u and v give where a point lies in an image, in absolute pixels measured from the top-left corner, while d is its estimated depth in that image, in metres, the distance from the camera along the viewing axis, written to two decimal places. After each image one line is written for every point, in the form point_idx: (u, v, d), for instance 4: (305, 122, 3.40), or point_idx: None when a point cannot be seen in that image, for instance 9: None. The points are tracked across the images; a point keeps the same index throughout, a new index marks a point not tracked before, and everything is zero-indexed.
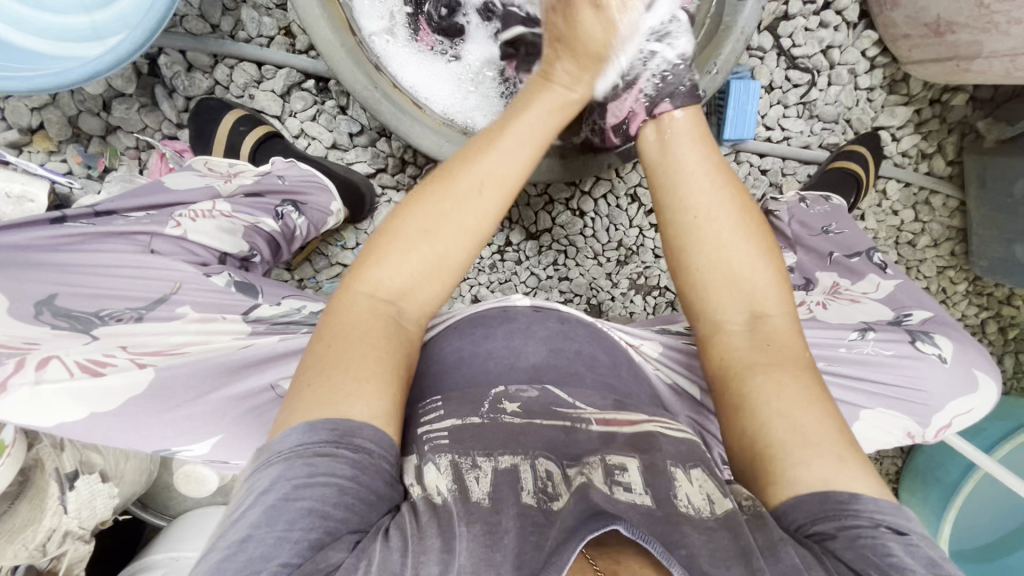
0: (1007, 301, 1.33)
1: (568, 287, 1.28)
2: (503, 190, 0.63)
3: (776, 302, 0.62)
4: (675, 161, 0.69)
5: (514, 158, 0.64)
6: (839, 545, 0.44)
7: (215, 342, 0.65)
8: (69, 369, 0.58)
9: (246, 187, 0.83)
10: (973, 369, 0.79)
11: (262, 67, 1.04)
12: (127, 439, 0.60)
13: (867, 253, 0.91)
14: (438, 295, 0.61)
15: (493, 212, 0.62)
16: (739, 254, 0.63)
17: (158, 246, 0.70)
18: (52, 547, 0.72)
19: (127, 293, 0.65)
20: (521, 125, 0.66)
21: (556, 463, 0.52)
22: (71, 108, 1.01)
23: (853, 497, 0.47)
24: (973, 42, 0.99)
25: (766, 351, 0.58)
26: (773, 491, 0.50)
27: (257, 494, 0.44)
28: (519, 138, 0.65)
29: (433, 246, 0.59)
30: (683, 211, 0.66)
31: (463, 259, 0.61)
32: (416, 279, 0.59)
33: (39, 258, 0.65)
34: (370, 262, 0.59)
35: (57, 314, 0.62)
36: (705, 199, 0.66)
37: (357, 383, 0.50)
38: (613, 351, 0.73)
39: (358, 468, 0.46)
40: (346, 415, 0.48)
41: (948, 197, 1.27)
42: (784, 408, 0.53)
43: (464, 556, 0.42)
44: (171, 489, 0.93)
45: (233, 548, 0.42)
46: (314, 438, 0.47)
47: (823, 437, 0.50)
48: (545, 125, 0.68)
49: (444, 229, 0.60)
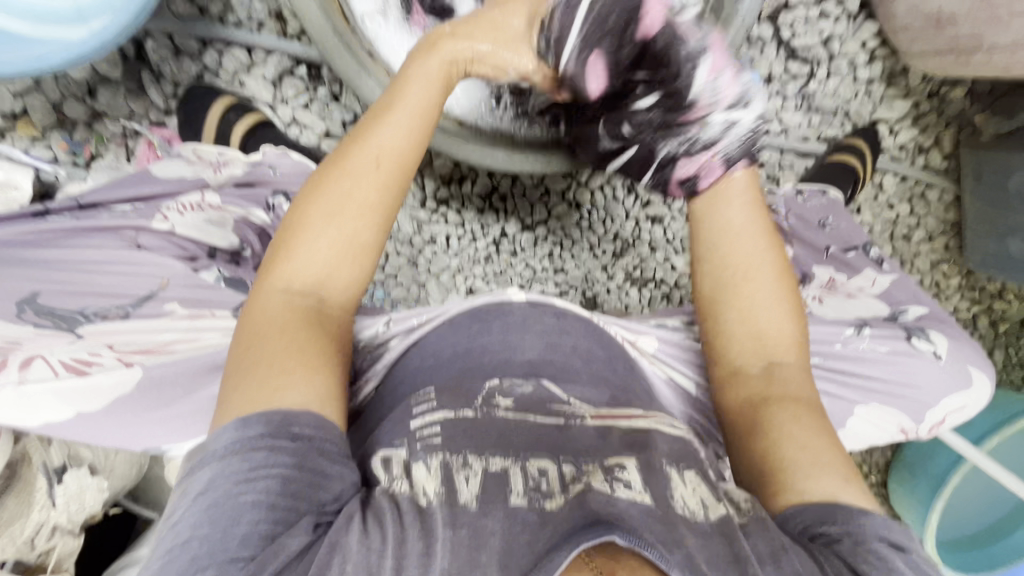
0: (998, 296, 1.34)
1: (563, 280, 1.27)
2: (397, 162, 0.58)
3: (795, 353, 0.64)
4: (721, 220, 0.66)
5: (406, 123, 0.60)
6: (845, 550, 0.47)
7: (204, 340, 0.64)
8: (53, 369, 0.57)
9: (236, 177, 0.81)
10: (968, 366, 0.79)
11: (253, 52, 1.02)
12: (117, 437, 0.58)
13: (863, 248, 0.91)
14: (360, 276, 0.58)
15: (394, 185, 0.58)
16: (771, 308, 0.64)
17: (145, 241, 0.68)
18: (41, 541, 0.70)
19: (111, 290, 0.64)
20: (408, 99, 0.61)
21: (551, 460, 0.51)
22: (55, 92, 0.98)
23: (864, 513, 0.49)
24: (973, 35, 0.98)
25: (782, 390, 0.61)
26: (782, 497, 0.53)
27: (194, 498, 0.44)
28: (410, 112, 0.60)
29: (339, 223, 0.56)
30: (722, 267, 0.66)
31: (376, 232, 0.57)
32: (330, 266, 0.56)
33: (37, 256, 0.64)
34: (280, 255, 0.56)
35: (40, 313, 0.60)
36: (750, 260, 0.65)
37: (283, 375, 0.49)
38: (611, 348, 0.71)
39: (300, 455, 0.46)
40: (279, 404, 0.48)
41: (943, 190, 1.27)
42: (797, 434, 0.56)
43: (444, 560, 0.42)
44: (162, 482, 0.93)
45: (175, 552, 0.42)
46: (249, 433, 0.45)
47: (831, 459, 0.54)
48: (433, 83, 0.62)
49: (342, 207, 0.56)
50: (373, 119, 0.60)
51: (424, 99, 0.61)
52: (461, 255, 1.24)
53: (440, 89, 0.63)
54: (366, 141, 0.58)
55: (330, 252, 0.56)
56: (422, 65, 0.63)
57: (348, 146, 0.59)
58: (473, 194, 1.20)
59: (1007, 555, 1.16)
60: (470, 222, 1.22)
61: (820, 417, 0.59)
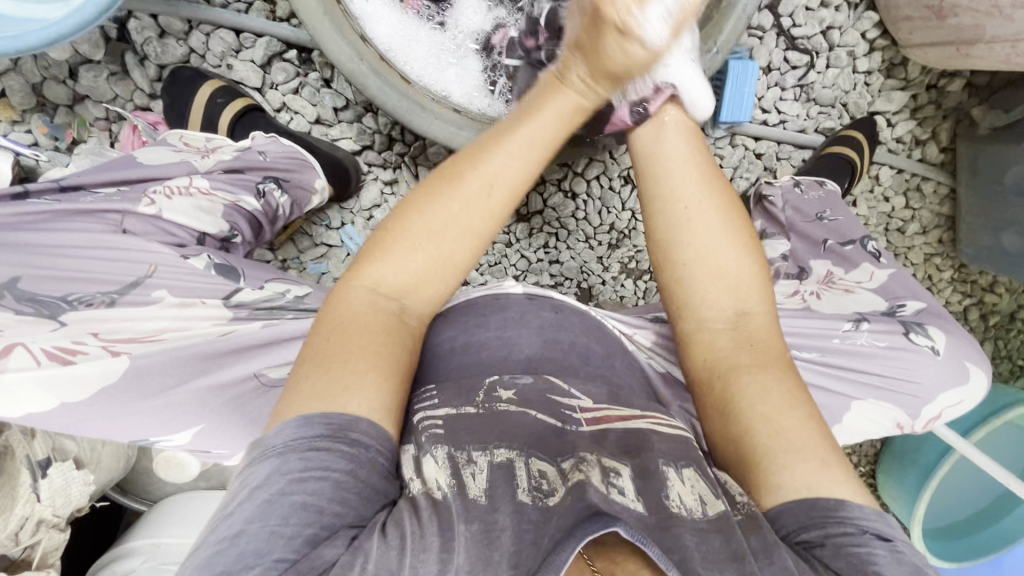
0: (990, 289, 1.35)
1: (558, 271, 1.27)
2: (509, 192, 0.61)
3: (757, 298, 0.62)
4: (662, 153, 0.66)
5: (523, 160, 0.61)
6: (825, 553, 0.45)
7: (192, 329, 0.62)
8: (35, 357, 0.55)
9: (224, 163, 0.78)
10: (965, 361, 0.79)
11: (240, 34, 0.98)
12: (99, 428, 0.57)
13: (861, 241, 0.90)
14: (442, 292, 0.60)
15: (500, 214, 0.61)
16: (727, 259, 0.63)
17: (131, 225, 0.66)
18: (24, 536, 0.68)
19: (97, 275, 0.61)
20: (532, 130, 0.62)
21: (550, 463, 0.50)
22: (35, 74, 0.95)
23: (841, 504, 0.47)
24: (975, 26, 0.97)
25: (750, 353, 0.59)
26: (762, 496, 0.50)
27: (250, 490, 0.44)
28: (531, 144, 0.61)
29: (435, 247, 0.58)
30: (670, 205, 0.64)
31: (463, 261, 0.60)
32: (420, 277, 0.58)
33: (9, 239, 0.60)
34: (373, 258, 0.58)
35: (21, 299, 0.57)
36: (691, 195, 0.64)
37: (356, 375, 0.50)
38: (604, 338, 0.72)
39: (355, 462, 0.46)
40: (343, 408, 0.48)
41: (938, 183, 1.27)
42: (771, 413, 0.54)
43: (463, 555, 0.42)
44: (149, 474, 0.91)
45: (224, 543, 0.42)
46: (309, 433, 0.46)
47: (808, 443, 0.51)
48: (559, 123, 0.63)
49: (447, 228, 0.58)
50: (494, 145, 0.61)
51: (546, 137, 0.62)
52: None
53: (568, 129, 0.64)
54: (484, 172, 0.59)
55: (421, 270, 0.58)
56: (556, 102, 0.63)
57: (463, 170, 0.60)
58: None
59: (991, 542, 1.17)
60: None
61: (797, 384, 0.56)
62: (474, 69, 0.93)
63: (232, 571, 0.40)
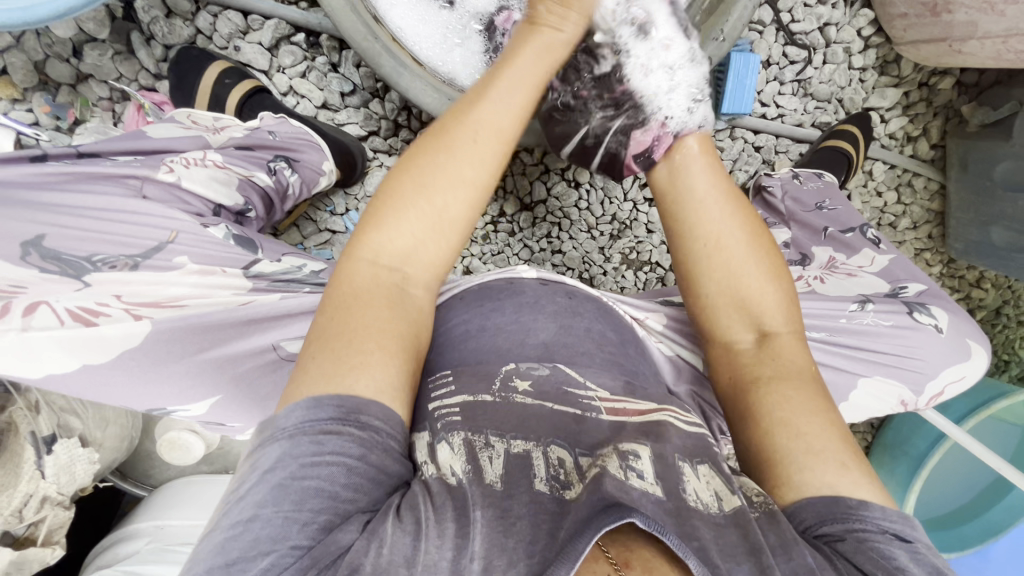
0: (976, 284, 1.38)
1: (561, 261, 1.27)
2: (496, 137, 0.59)
3: (783, 315, 0.63)
4: (692, 191, 0.67)
5: (507, 107, 0.60)
6: (847, 548, 0.46)
7: (214, 297, 0.62)
8: (58, 317, 0.55)
9: (236, 139, 0.79)
10: (966, 338, 0.81)
11: (248, 17, 0.98)
12: (120, 395, 0.58)
13: (860, 229, 0.92)
14: (442, 253, 0.58)
15: (491, 161, 0.59)
16: (749, 280, 0.64)
17: (150, 193, 0.65)
18: (29, 513, 0.67)
19: (119, 238, 0.60)
20: (512, 76, 0.61)
21: (567, 449, 0.51)
22: (37, 51, 0.93)
23: (863, 504, 0.48)
24: (967, 22, 1.00)
25: (776, 364, 0.60)
26: (781, 493, 0.51)
27: (262, 474, 0.44)
28: (516, 87, 0.61)
29: (431, 204, 0.56)
30: (693, 238, 0.66)
31: (462, 216, 0.58)
32: (418, 239, 0.57)
33: (36, 198, 0.58)
34: (368, 228, 0.56)
35: (46, 257, 0.56)
36: (717, 227, 0.65)
37: (361, 353, 0.49)
38: (618, 324, 0.73)
39: (365, 447, 0.46)
40: (351, 390, 0.47)
41: (929, 179, 1.30)
42: (791, 418, 0.54)
43: (478, 541, 0.42)
44: (152, 458, 0.91)
45: (240, 527, 0.42)
46: (319, 416, 0.45)
47: (827, 446, 0.52)
48: (536, 72, 0.62)
49: (439, 181, 0.57)
50: (474, 96, 0.60)
51: (525, 80, 0.61)
52: None
53: (547, 71, 0.63)
54: (467, 120, 0.58)
55: (419, 231, 0.56)
56: (531, 44, 0.63)
57: (447, 124, 0.59)
58: None
59: (980, 533, 1.19)
60: None
61: (820, 395, 0.57)
62: (477, 50, 0.91)
63: (249, 557, 0.41)
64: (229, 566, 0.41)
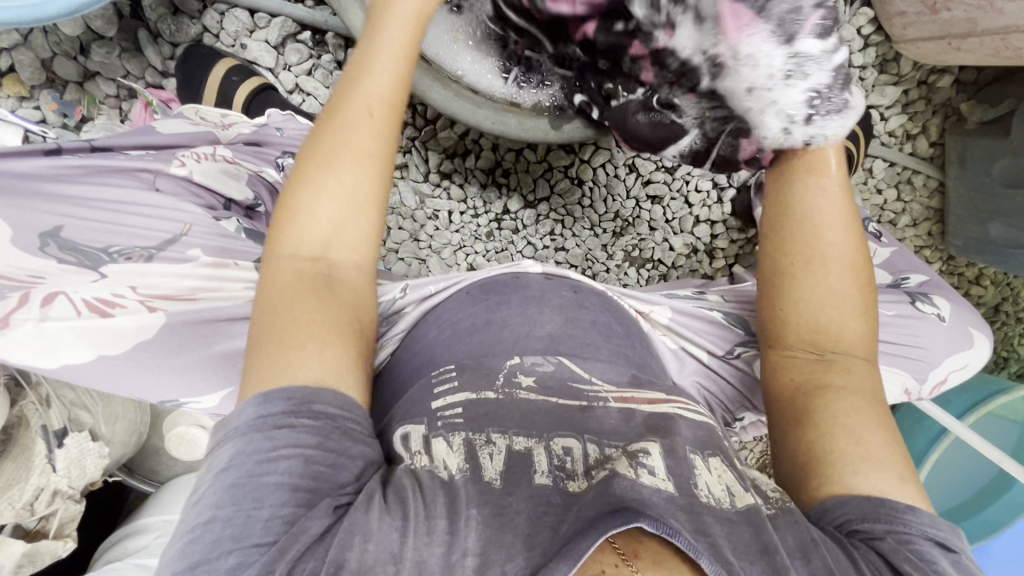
0: (976, 281, 1.39)
1: (564, 257, 1.28)
2: (383, 107, 0.56)
3: (861, 344, 0.61)
4: (812, 207, 0.61)
5: (389, 75, 0.56)
6: (885, 547, 0.47)
7: (228, 291, 0.63)
8: (75, 308, 0.56)
9: (245, 137, 0.80)
10: (968, 327, 0.82)
11: (255, 15, 0.99)
12: (133, 385, 0.59)
13: (861, 223, 0.93)
14: (367, 236, 0.56)
15: (388, 133, 0.56)
16: (840, 299, 0.60)
17: (162, 185, 0.65)
18: (41, 506, 0.67)
19: (135, 230, 0.60)
20: (385, 40, 0.57)
21: (576, 438, 0.52)
22: (45, 50, 0.93)
23: (909, 509, 0.49)
24: (966, 20, 1.00)
25: (843, 378, 0.58)
26: (825, 489, 0.52)
27: (217, 474, 0.44)
28: (389, 56, 0.56)
29: (335, 193, 0.54)
30: (802, 245, 0.60)
31: (373, 195, 0.55)
32: (335, 229, 0.54)
33: (48, 189, 0.58)
34: (283, 217, 0.54)
35: (64, 248, 0.56)
36: (829, 248, 0.60)
37: (297, 348, 0.49)
38: (624, 317, 0.74)
39: (321, 436, 0.46)
40: (292, 379, 0.47)
41: (928, 177, 1.31)
42: (853, 427, 0.54)
43: (473, 536, 0.43)
44: (160, 454, 0.91)
45: (199, 530, 0.42)
46: (271, 410, 0.46)
47: (886, 456, 0.53)
48: (408, 33, 0.58)
49: (340, 161, 0.54)
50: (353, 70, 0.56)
51: (401, 43, 0.57)
52: (463, 231, 1.24)
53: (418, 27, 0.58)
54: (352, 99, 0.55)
55: (332, 220, 0.54)
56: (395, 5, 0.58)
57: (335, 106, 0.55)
58: (477, 169, 1.21)
59: (980, 529, 1.21)
60: (474, 197, 1.23)
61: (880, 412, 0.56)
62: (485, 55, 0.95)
63: (219, 554, 0.41)
64: (195, 568, 0.41)
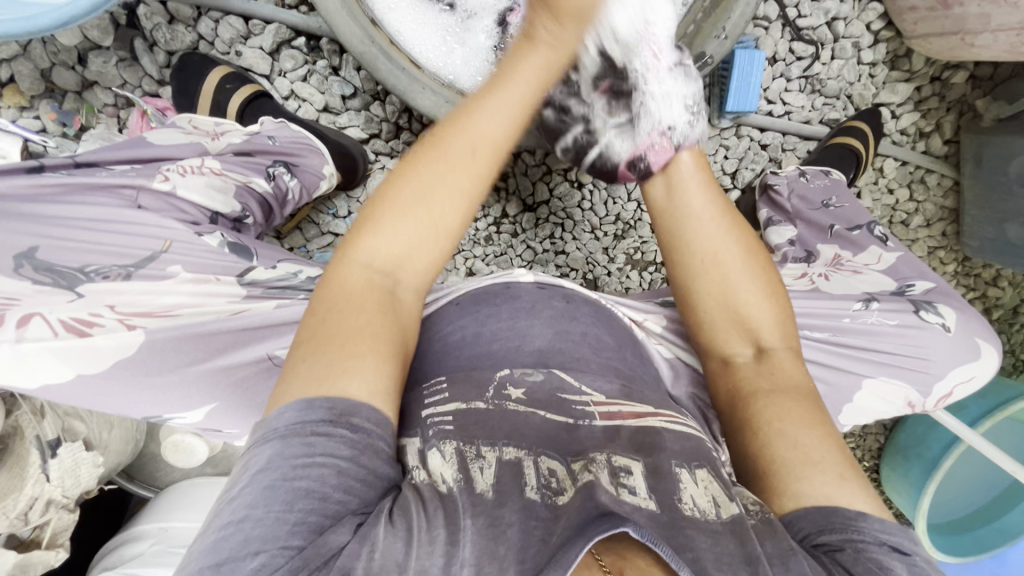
0: (993, 283, 1.34)
1: (564, 262, 1.26)
2: (493, 153, 0.59)
3: (778, 333, 0.64)
4: (681, 203, 0.69)
5: (503, 118, 0.59)
6: (846, 558, 0.44)
7: (209, 306, 0.64)
8: (52, 328, 0.56)
9: (235, 146, 0.79)
10: (976, 339, 0.80)
11: (249, 22, 0.98)
12: (116, 402, 0.59)
13: (869, 227, 0.90)
14: (436, 260, 0.59)
15: (486, 175, 0.59)
16: (744, 292, 0.65)
17: (145, 202, 0.67)
18: (34, 516, 0.68)
19: (114, 249, 0.62)
20: (514, 85, 0.60)
21: (559, 460, 0.50)
22: (43, 60, 0.95)
23: (860, 515, 0.47)
24: (980, 15, 0.97)
25: (771, 380, 0.60)
26: (777, 502, 0.50)
27: (253, 474, 0.43)
28: (512, 99, 0.60)
29: (423, 213, 0.57)
30: (689, 251, 0.67)
31: (458, 224, 0.58)
32: (412, 244, 0.57)
33: (36, 211, 0.61)
34: (361, 233, 0.56)
35: (39, 269, 0.58)
36: (711, 243, 0.67)
37: (354, 357, 0.49)
38: (615, 327, 0.72)
39: (356, 448, 0.45)
40: (343, 393, 0.47)
41: (943, 175, 1.26)
42: (788, 429, 0.54)
43: (467, 548, 0.42)
44: (158, 459, 0.92)
45: (230, 527, 0.41)
46: (311, 416, 0.45)
47: (825, 456, 0.51)
48: (536, 83, 0.61)
49: (434, 190, 0.57)
50: (474, 103, 0.59)
51: (528, 87, 0.61)
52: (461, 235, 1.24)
53: (547, 79, 0.62)
54: (464, 134, 0.58)
55: (413, 235, 0.57)
56: (530, 51, 0.61)
57: (443, 134, 0.58)
58: None
59: (995, 536, 1.15)
60: None
61: (811, 404, 0.57)
62: (481, 47, 0.92)
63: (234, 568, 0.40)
64: (220, 566, 0.40)
